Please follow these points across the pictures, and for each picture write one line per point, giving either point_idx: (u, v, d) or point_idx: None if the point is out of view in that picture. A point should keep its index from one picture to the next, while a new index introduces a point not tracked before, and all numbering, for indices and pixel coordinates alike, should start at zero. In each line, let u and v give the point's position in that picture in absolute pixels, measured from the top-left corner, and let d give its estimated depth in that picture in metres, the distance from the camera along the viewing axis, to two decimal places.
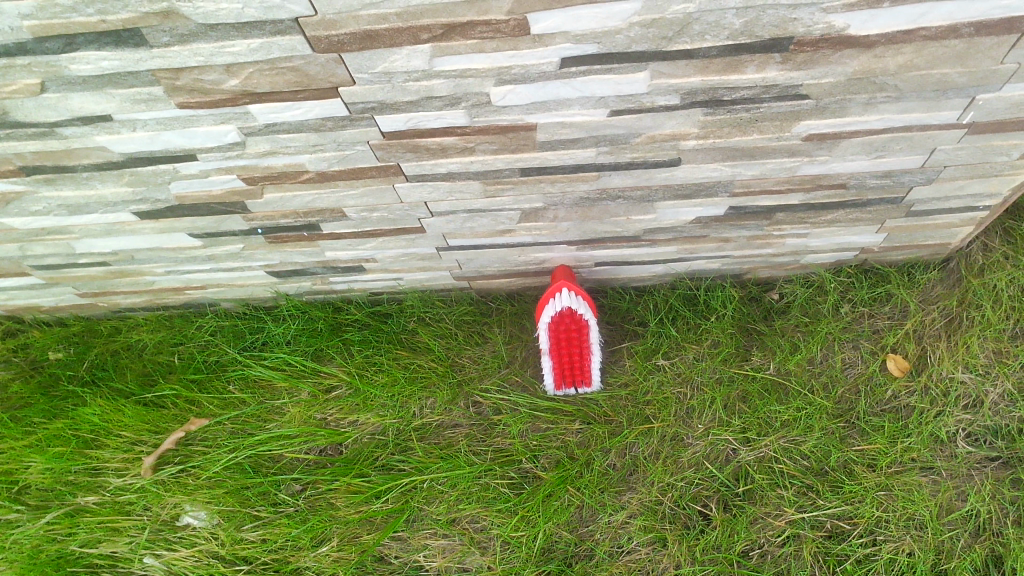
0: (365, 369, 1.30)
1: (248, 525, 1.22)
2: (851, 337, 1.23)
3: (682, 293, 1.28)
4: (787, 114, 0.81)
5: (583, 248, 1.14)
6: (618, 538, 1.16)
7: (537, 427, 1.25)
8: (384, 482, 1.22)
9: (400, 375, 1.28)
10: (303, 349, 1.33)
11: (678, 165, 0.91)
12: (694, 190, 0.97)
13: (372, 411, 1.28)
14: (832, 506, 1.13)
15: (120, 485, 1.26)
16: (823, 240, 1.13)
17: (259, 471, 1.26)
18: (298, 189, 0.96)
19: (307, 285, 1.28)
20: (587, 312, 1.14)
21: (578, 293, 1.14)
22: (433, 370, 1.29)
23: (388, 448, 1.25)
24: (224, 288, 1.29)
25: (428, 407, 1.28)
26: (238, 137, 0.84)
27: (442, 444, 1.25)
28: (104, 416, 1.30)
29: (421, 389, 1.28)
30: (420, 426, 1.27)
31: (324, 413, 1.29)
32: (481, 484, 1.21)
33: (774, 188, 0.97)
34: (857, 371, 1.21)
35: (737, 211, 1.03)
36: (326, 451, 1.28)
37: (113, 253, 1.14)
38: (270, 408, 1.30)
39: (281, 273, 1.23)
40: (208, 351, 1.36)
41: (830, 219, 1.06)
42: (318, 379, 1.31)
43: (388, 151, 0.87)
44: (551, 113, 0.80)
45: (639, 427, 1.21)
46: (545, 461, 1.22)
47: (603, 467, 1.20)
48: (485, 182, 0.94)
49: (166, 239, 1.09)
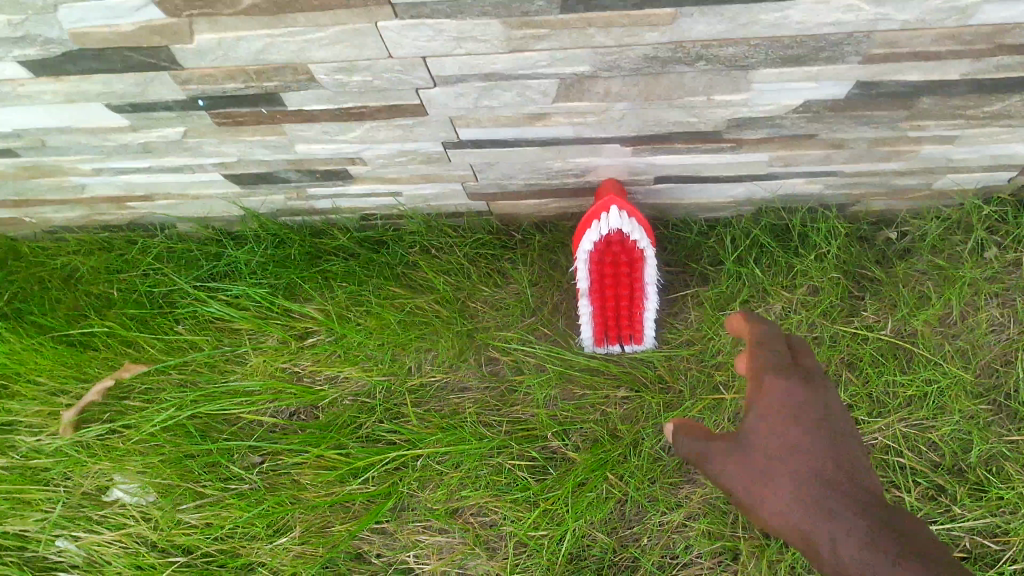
0: (347, 309, 1.01)
1: (188, 505, 0.99)
2: (998, 290, 0.91)
3: (769, 224, 0.95)
4: None
5: (641, 151, 0.84)
6: (672, 546, 0.92)
7: (570, 393, 0.98)
8: (364, 457, 0.96)
9: (391, 319, 0.99)
10: (270, 282, 1.03)
11: (797, 4, 0.60)
12: (811, 48, 0.66)
13: (354, 364, 1.00)
14: (973, 516, 0.85)
15: (34, 447, 1.00)
16: (972, 149, 0.82)
17: (208, 436, 1.00)
18: (243, 27, 0.66)
19: (281, 198, 0.98)
20: (644, 238, 0.85)
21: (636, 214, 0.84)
22: (437, 314, 1.00)
23: (375, 415, 0.99)
24: (176, 201, 1.00)
25: (428, 363, 1.01)
26: None
27: (447, 411, 0.98)
28: (14, 355, 1.01)
29: (417, 338, 0.99)
30: (417, 386, 1.00)
31: (297, 364, 1.01)
32: (492, 466, 0.95)
33: (930, 48, 0.66)
34: (1006, 336, 0.90)
35: (864, 91, 0.73)
36: (298, 414, 1.02)
37: (16, 135, 0.85)
38: (228, 357, 1.03)
39: (244, 178, 0.94)
40: (155, 282, 1.05)
41: (994, 112, 0.75)
42: (290, 321, 1.02)
43: None
44: None
45: (706, 399, 0.94)
46: (578, 440, 0.96)
47: (656, 451, 0.94)
48: (509, 25, 0.64)
49: (80, 113, 0.81)
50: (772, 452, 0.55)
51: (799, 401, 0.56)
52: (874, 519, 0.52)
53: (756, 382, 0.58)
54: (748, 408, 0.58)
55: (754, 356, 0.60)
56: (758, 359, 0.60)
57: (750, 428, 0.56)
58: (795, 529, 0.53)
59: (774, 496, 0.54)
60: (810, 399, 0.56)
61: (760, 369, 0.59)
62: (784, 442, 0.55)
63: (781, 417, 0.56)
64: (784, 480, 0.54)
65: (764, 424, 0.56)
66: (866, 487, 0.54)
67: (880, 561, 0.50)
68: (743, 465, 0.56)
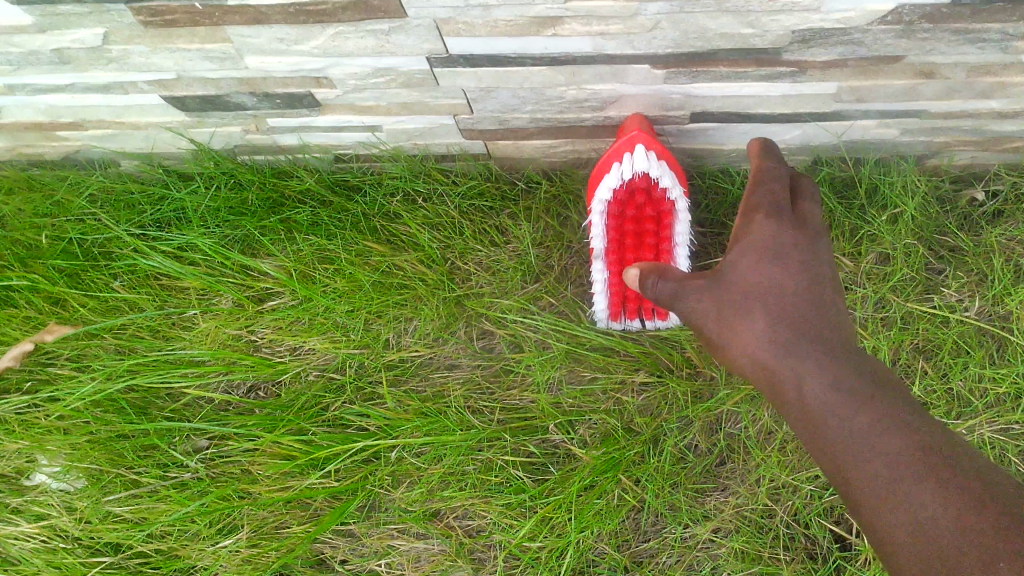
0: (313, 268, 0.84)
1: (117, 495, 0.82)
2: None
3: (831, 177, 0.78)
4: None
5: (677, 76, 0.67)
6: (697, 565, 0.77)
7: (577, 376, 0.81)
8: (329, 445, 0.80)
9: (364, 282, 0.82)
10: (222, 233, 0.86)
11: None
12: None
13: (321, 333, 0.83)
14: None
15: None
16: None
17: (147, 414, 0.84)
18: None
19: (238, 130, 0.81)
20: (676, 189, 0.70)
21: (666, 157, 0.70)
22: (420, 277, 0.83)
23: (343, 395, 0.82)
24: (110, 130, 0.83)
25: (409, 334, 0.84)
26: None
27: (429, 393, 0.82)
28: None
29: (394, 304, 0.83)
30: (394, 362, 0.83)
31: (253, 332, 0.85)
32: (481, 462, 0.79)
33: None
34: None
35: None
36: (256, 393, 0.85)
37: None
38: (173, 321, 0.86)
39: (188, 103, 0.76)
40: (89, 229, 0.88)
41: None
42: (245, 280, 0.85)
43: None
44: None
45: (744, 390, 0.77)
46: (586, 433, 0.79)
47: (680, 450, 0.78)
48: None
49: None
50: (752, 289, 0.57)
51: (782, 245, 0.59)
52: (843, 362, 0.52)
53: (744, 219, 0.62)
54: (734, 247, 0.61)
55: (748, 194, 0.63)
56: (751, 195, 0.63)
57: (735, 267, 0.59)
58: (761, 360, 0.55)
59: (748, 327, 0.56)
60: (795, 241, 0.59)
61: (752, 204, 0.62)
62: (765, 282, 0.58)
63: (764, 256, 0.59)
64: (759, 314, 0.56)
65: (749, 264, 0.59)
66: (839, 333, 0.55)
67: (845, 405, 0.49)
68: (720, 300, 0.59)
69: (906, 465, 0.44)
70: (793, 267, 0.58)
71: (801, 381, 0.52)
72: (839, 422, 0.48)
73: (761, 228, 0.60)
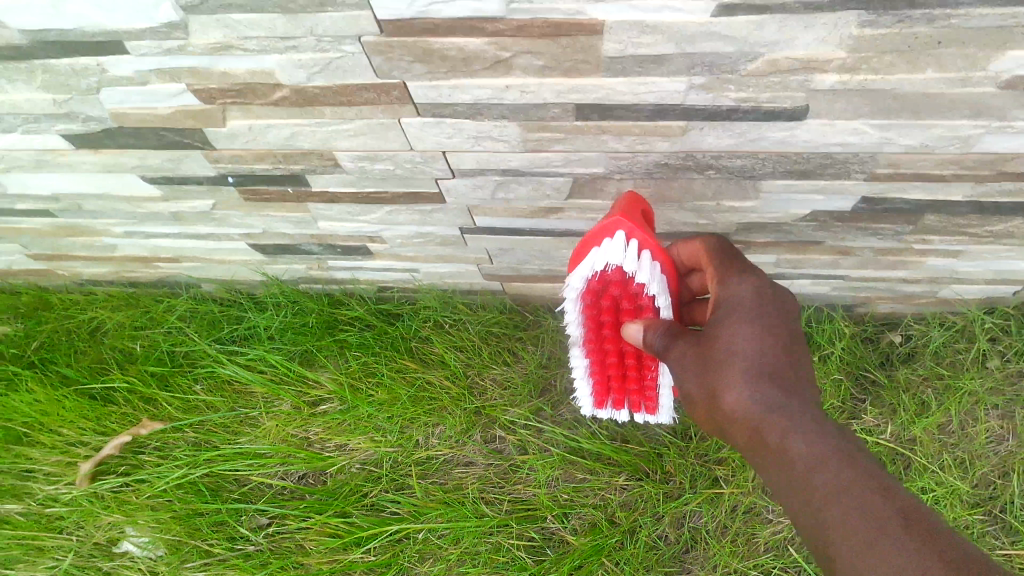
0: (360, 380, 1.03)
1: (195, 562, 0.99)
2: (1000, 402, 0.93)
3: None
4: (990, 33, 0.52)
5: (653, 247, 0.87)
6: None
7: (571, 476, 1.00)
8: (369, 526, 0.97)
9: (402, 394, 1.01)
10: (288, 349, 1.06)
11: (803, 120, 0.63)
12: (818, 163, 0.68)
13: (363, 434, 1.02)
14: None
15: (50, 495, 1.03)
16: (979, 263, 0.84)
17: (219, 495, 1.02)
18: (272, 116, 0.70)
19: (301, 268, 1.02)
20: (661, 296, 0.67)
21: (654, 247, 0.66)
22: (446, 390, 1.02)
23: (380, 485, 1.00)
24: (202, 264, 1.04)
25: (435, 436, 1.02)
26: (177, 17, 0.58)
27: (449, 485, 1.00)
28: (39, 407, 1.05)
29: (425, 412, 1.01)
30: (423, 460, 1.01)
31: (308, 432, 1.03)
32: (492, 544, 0.96)
33: (933, 172, 0.68)
34: (1005, 449, 0.91)
35: (871, 206, 0.75)
36: (306, 479, 1.04)
37: (56, 198, 0.89)
38: (243, 419, 1.05)
39: (267, 249, 0.97)
40: (177, 340, 1.09)
41: (999, 230, 0.76)
42: (303, 388, 1.05)
43: (388, 60, 0.60)
44: (626, 4, 0.52)
45: (706, 492, 0.96)
46: (577, 523, 0.96)
47: (653, 538, 0.95)
48: (526, 126, 0.67)
49: (114, 183, 0.85)
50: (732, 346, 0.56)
51: (761, 300, 0.58)
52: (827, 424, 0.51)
53: (720, 284, 0.61)
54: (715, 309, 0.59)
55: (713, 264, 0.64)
56: (720, 264, 0.63)
57: (715, 323, 0.58)
58: (743, 418, 0.53)
59: (727, 382, 0.54)
60: (770, 298, 0.58)
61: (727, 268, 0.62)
62: (743, 338, 0.56)
63: (744, 312, 0.57)
64: (738, 366, 0.54)
65: (729, 322, 0.57)
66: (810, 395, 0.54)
67: (832, 465, 0.48)
68: (701, 355, 0.57)
69: (901, 537, 0.43)
70: (774, 324, 0.56)
71: (784, 435, 0.51)
72: (831, 484, 0.47)
73: (736, 289, 0.59)
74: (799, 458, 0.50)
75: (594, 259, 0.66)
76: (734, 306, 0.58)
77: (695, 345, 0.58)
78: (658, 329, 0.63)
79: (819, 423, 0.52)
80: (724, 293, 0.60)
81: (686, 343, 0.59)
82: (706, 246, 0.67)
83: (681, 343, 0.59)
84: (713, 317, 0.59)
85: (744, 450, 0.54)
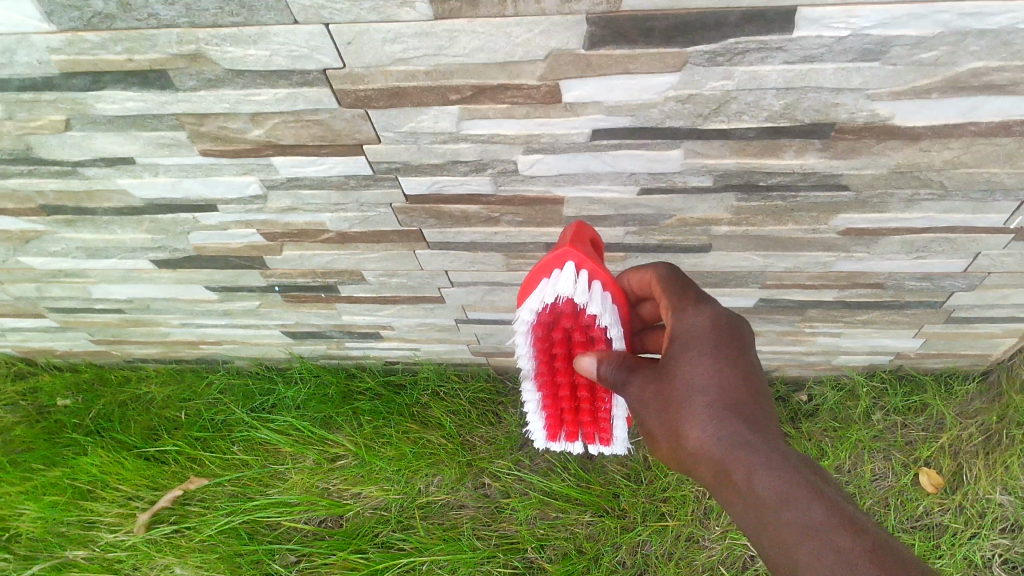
0: (371, 440, 1.26)
1: None
2: (882, 447, 1.18)
3: None
4: (824, 205, 0.77)
5: None
6: None
7: (546, 515, 1.22)
8: (381, 560, 1.17)
9: (407, 450, 1.24)
10: (310, 415, 1.30)
11: (708, 252, 0.87)
12: (723, 278, 0.93)
13: (375, 484, 1.24)
14: None
15: (111, 541, 1.22)
16: (856, 341, 1.09)
17: (254, 538, 1.22)
18: (318, 248, 0.93)
19: (323, 348, 1.25)
20: (615, 328, 0.70)
21: (604, 280, 0.70)
22: (442, 446, 1.25)
23: (389, 526, 1.21)
24: (239, 345, 1.27)
25: (434, 485, 1.24)
26: (260, 190, 0.82)
27: (446, 524, 1.21)
28: (102, 467, 1.26)
29: (427, 465, 1.24)
30: (424, 504, 1.23)
31: (328, 482, 1.25)
32: (483, 571, 1.17)
33: (807, 283, 0.93)
34: (887, 484, 1.16)
35: (767, 304, 0.99)
36: (327, 522, 1.25)
37: (130, 300, 1.12)
38: (273, 474, 1.27)
39: (297, 335, 1.20)
40: (216, 410, 1.33)
41: (864, 319, 1.01)
42: (324, 447, 1.27)
43: (410, 215, 0.84)
44: (578, 187, 0.77)
45: (654, 524, 1.19)
46: (551, 552, 1.18)
47: (613, 563, 1.17)
48: (508, 255, 0.91)
49: (181, 290, 1.07)
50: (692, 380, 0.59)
51: (715, 330, 0.61)
52: (779, 446, 0.54)
53: (677, 311, 0.64)
54: (673, 343, 0.62)
55: (669, 291, 0.66)
56: (673, 291, 0.66)
57: (674, 355, 0.61)
58: (705, 450, 0.56)
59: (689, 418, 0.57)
60: (725, 329, 0.61)
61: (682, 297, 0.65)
62: (702, 372, 0.59)
63: (700, 344, 0.60)
64: (698, 401, 0.57)
65: (687, 355, 0.60)
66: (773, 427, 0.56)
67: (798, 502, 0.50)
68: (663, 392, 0.60)
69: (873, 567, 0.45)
70: (731, 353, 0.59)
71: (751, 473, 0.53)
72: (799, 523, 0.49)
73: (693, 320, 0.62)
74: (766, 496, 0.51)
75: (545, 291, 0.69)
76: (689, 337, 0.61)
77: (653, 380, 0.62)
78: (611, 361, 0.65)
79: (782, 451, 0.54)
80: (679, 323, 0.62)
81: (643, 379, 0.62)
82: (657, 275, 0.69)
83: (638, 379, 0.63)
84: (670, 350, 0.62)
85: (711, 485, 0.57)
